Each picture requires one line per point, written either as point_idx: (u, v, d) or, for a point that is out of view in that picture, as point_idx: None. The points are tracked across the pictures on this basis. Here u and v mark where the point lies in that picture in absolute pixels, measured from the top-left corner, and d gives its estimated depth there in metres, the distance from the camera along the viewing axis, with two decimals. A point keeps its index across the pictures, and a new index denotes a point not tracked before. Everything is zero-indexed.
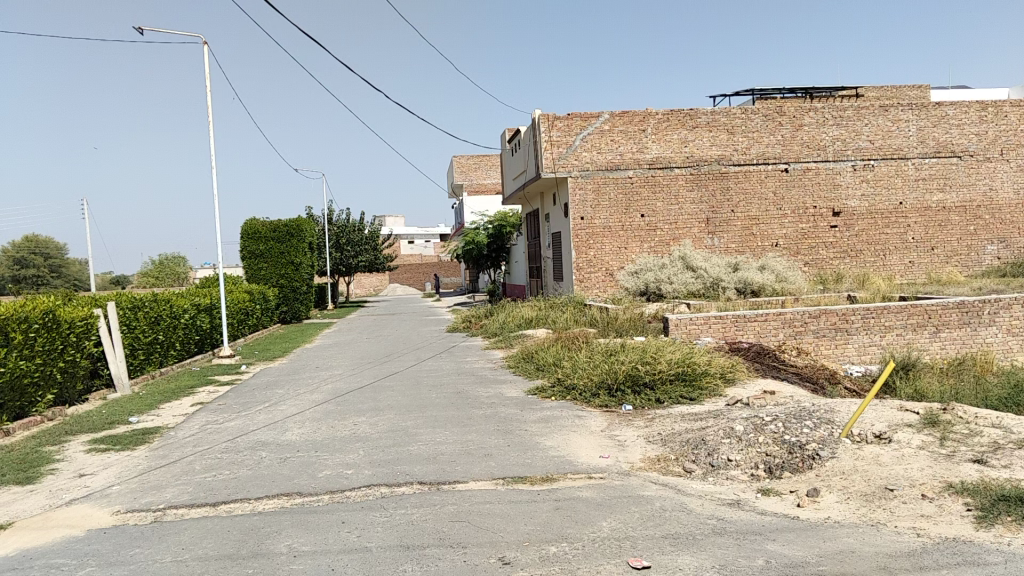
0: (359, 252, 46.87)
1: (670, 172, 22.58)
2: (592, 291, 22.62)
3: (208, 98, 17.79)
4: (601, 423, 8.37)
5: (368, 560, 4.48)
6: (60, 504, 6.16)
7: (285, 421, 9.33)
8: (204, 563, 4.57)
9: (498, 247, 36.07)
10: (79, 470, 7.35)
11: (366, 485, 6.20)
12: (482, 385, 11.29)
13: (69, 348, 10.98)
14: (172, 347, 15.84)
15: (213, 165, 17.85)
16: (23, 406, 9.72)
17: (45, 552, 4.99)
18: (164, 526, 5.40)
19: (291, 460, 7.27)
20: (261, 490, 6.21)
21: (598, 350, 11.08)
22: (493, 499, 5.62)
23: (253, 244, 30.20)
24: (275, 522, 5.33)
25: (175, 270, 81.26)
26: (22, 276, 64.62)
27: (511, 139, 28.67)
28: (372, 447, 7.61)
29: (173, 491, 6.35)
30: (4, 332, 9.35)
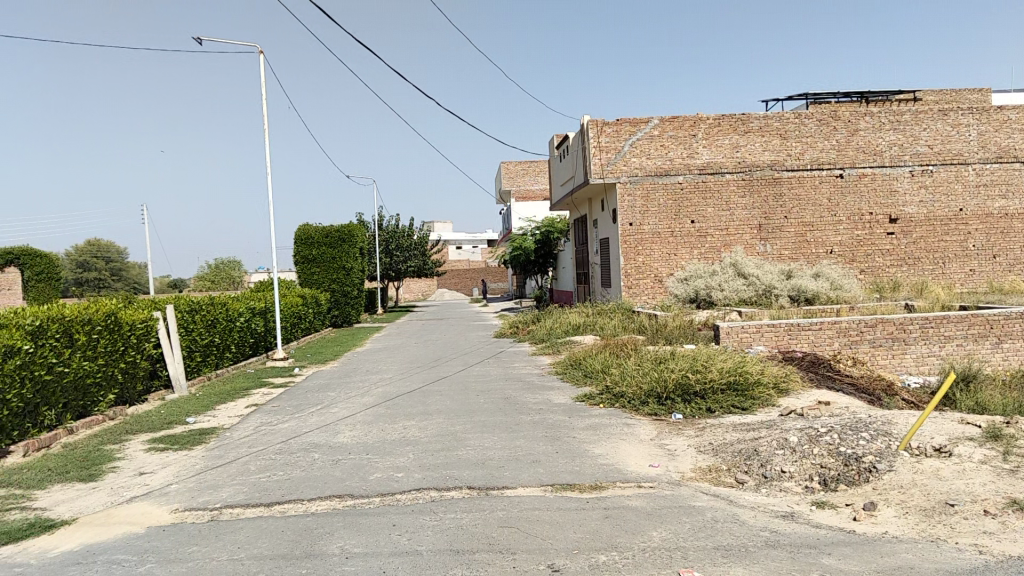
0: (408, 258, 47.32)
1: (721, 178, 22.31)
2: (640, 298, 22.46)
3: (264, 106, 18.13)
4: (651, 431, 8.29)
5: (418, 564, 4.51)
6: (121, 502, 6.35)
7: (336, 423, 9.45)
8: (260, 562, 4.65)
9: (546, 253, 36.06)
10: (139, 468, 7.56)
11: (416, 488, 6.24)
12: (530, 391, 11.28)
13: (130, 350, 11.31)
14: (227, 349, 16.19)
15: (268, 171, 18.15)
16: (86, 405, 10.03)
17: (107, 548, 5.14)
18: (221, 525, 5.52)
19: (343, 462, 7.37)
20: (313, 492, 6.30)
21: (648, 358, 10.99)
22: (542, 506, 5.60)
23: (306, 249, 30.68)
24: (327, 523, 5.40)
25: (231, 274, 83.21)
26: (85, 279, 66.90)
27: (560, 145, 28.63)
28: (422, 450, 7.67)
29: (229, 491, 6.48)
30: (70, 334, 9.67)
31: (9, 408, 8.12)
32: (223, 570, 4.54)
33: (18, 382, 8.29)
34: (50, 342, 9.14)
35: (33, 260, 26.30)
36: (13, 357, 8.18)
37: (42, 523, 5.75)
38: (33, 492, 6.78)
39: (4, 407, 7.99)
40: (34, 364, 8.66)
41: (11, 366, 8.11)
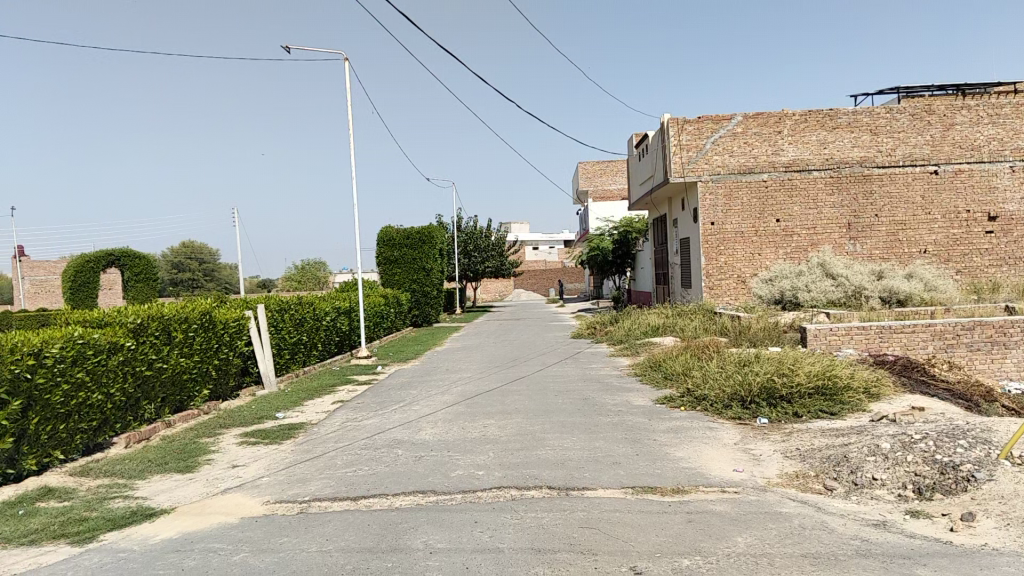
0: (486, 258, 47.72)
1: (808, 175, 21.68)
2: (723, 299, 22.08)
3: (348, 111, 18.58)
4: (734, 436, 8.13)
5: (500, 561, 4.54)
6: (216, 493, 6.61)
7: (418, 421, 9.62)
8: (348, 555, 4.77)
9: (624, 254, 35.79)
10: (232, 461, 7.87)
11: (497, 486, 6.29)
12: (609, 392, 11.21)
13: (223, 347, 11.77)
14: (315, 347, 16.68)
15: (352, 174, 18.64)
16: (183, 399, 10.49)
17: (203, 537, 5.37)
18: (310, 518, 5.69)
19: (425, 458, 7.49)
20: (397, 487, 6.43)
21: (731, 360, 10.76)
22: (623, 508, 5.57)
23: (388, 250, 31.33)
24: (412, 518, 5.50)
25: (316, 274, 85.69)
26: (179, 279, 70.16)
27: (639, 144, 28.34)
28: (502, 449, 7.73)
29: (317, 484, 6.68)
30: (168, 331, 10.12)
31: (113, 402, 8.55)
32: (313, 562, 4.67)
33: (120, 377, 8.73)
34: (151, 339, 9.59)
35: (133, 262, 27.47)
36: (116, 354, 8.62)
37: (143, 512, 6.05)
38: (135, 482, 7.14)
39: (109, 401, 8.43)
40: (135, 360, 9.10)
41: (114, 363, 8.54)
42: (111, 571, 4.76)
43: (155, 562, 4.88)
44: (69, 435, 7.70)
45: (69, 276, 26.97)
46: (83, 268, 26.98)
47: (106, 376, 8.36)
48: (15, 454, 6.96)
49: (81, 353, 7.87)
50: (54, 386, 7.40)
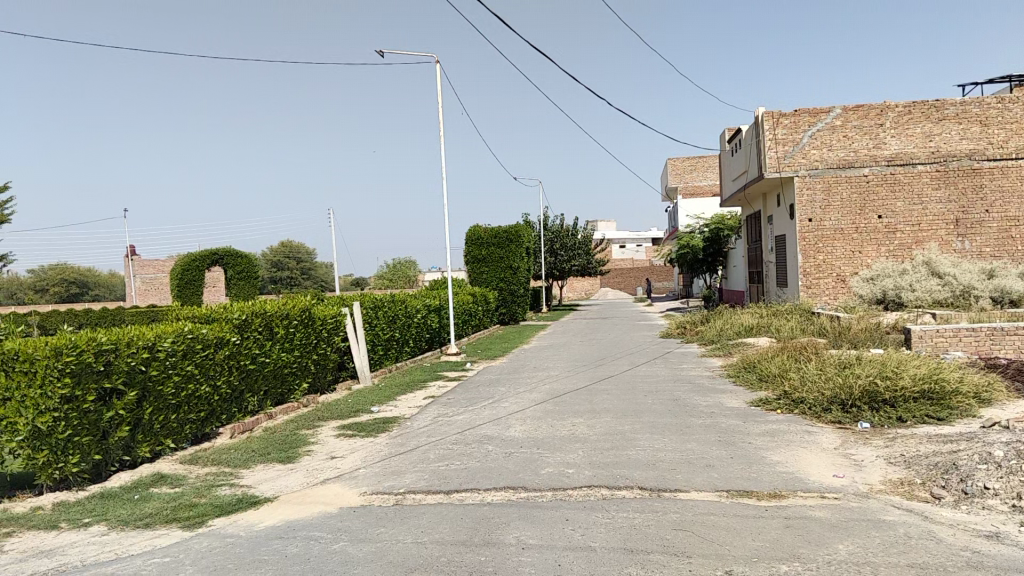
0: (572, 256, 47.62)
1: (912, 169, 20.71)
2: (820, 298, 21.41)
3: (439, 113, 18.92)
4: (834, 440, 7.86)
5: (593, 560, 4.53)
6: (317, 483, 6.86)
7: (507, 417, 9.68)
8: (443, 547, 4.86)
9: (715, 252, 34.95)
10: (331, 453, 8.13)
11: (587, 485, 6.28)
12: (702, 393, 11.03)
13: (321, 343, 12.18)
14: (406, 343, 17.04)
15: (443, 175, 18.98)
16: (284, 392, 10.91)
17: (303, 525, 5.57)
18: (405, 509, 5.82)
19: (515, 455, 7.54)
20: (488, 482, 6.50)
21: (831, 362, 10.40)
22: (718, 512, 5.46)
23: (476, 249, 31.80)
24: (504, 514, 5.56)
25: (406, 272, 87.67)
26: (279, 277, 73.20)
27: (731, 139, 27.75)
28: (592, 448, 7.70)
29: (411, 477, 6.83)
30: (271, 327, 10.53)
31: (219, 394, 8.97)
32: (409, 553, 4.78)
33: (226, 369, 9.14)
34: (255, 335, 10.00)
35: (235, 261, 28.62)
36: (222, 348, 9.01)
37: (248, 499, 6.32)
38: (240, 470, 7.47)
39: (215, 393, 8.85)
40: (240, 354, 9.52)
41: (221, 357, 8.94)
42: (221, 554, 4.99)
43: (260, 547, 5.09)
44: (179, 425, 8.12)
45: (177, 274, 28.36)
46: (190, 267, 28.35)
47: (213, 369, 8.76)
48: (131, 441, 7.39)
49: (191, 347, 8.27)
50: (166, 378, 7.81)
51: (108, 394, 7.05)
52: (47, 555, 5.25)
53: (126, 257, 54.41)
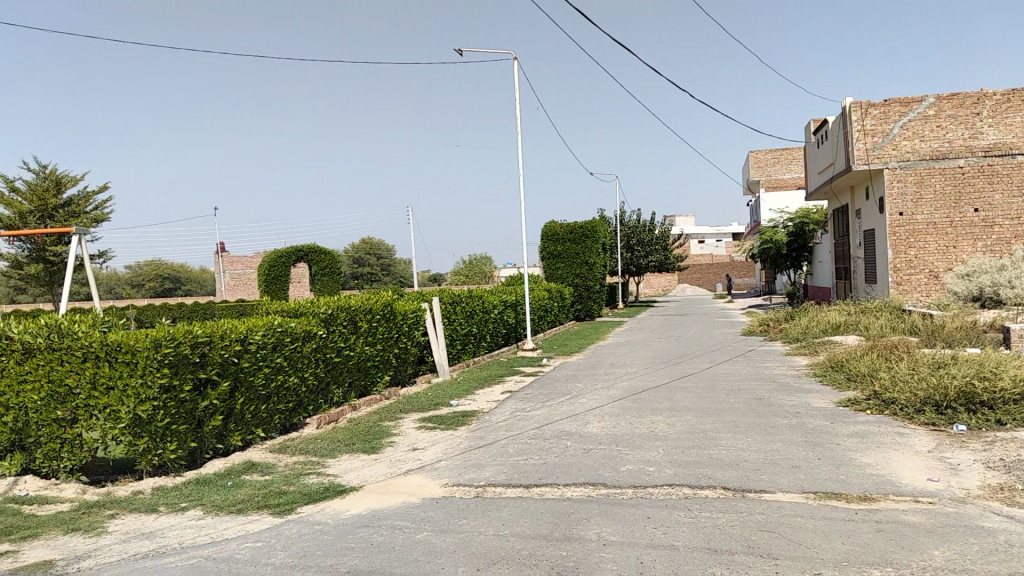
0: (650, 252, 47.09)
1: (1011, 160, 19.68)
2: (912, 295, 20.55)
3: (518, 109, 19.03)
4: (928, 443, 7.56)
5: (676, 559, 4.49)
6: (399, 473, 7.00)
7: (585, 414, 9.67)
8: (524, 540, 4.90)
9: (800, 247, 34.02)
10: (412, 444, 8.28)
11: (669, 484, 6.22)
12: (786, 393, 10.76)
13: (402, 337, 12.41)
14: (483, 339, 17.20)
15: (521, 171, 19.06)
16: (367, 384, 11.17)
17: (388, 514, 5.69)
18: (486, 502, 5.89)
19: (594, 451, 7.52)
20: (568, 477, 6.51)
21: (924, 362, 9.99)
22: (805, 514, 5.33)
23: (552, 245, 31.84)
24: (584, 509, 5.56)
25: (483, 269, 88.40)
26: (360, 274, 75.06)
27: (817, 131, 26.94)
28: (672, 446, 7.63)
29: (491, 470, 6.90)
30: (356, 321, 10.79)
31: (306, 385, 9.26)
32: (492, 545, 4.83)
33: (313, 362, 9.41)
34: (340, 328, 10.26)
35: (318, 257, 29.42)
36: (310, 341, 9.29)
37: (334, 488, 6.50)
38: (326, 459, 7.70)
39: (303, 384, 9.13)
40: (326, 348, 9.79)
41: (308, 350, 9.22)
42: (310, 541, 5.15)
43: (346, 535, 5.24)
44: (269, 415, 8.43)
45: (264, 270, 29.31)
46: (276, 263, 29.30)
47: (301, 361, 9.04)
48: (224, 430, 7.70)
49: (281, 340, 8.56)
50: (257, 369, 8.09)
51: (203, 384, 7.35)
52: (148, 536, 5.52)
53: (217, 253, 56.55)
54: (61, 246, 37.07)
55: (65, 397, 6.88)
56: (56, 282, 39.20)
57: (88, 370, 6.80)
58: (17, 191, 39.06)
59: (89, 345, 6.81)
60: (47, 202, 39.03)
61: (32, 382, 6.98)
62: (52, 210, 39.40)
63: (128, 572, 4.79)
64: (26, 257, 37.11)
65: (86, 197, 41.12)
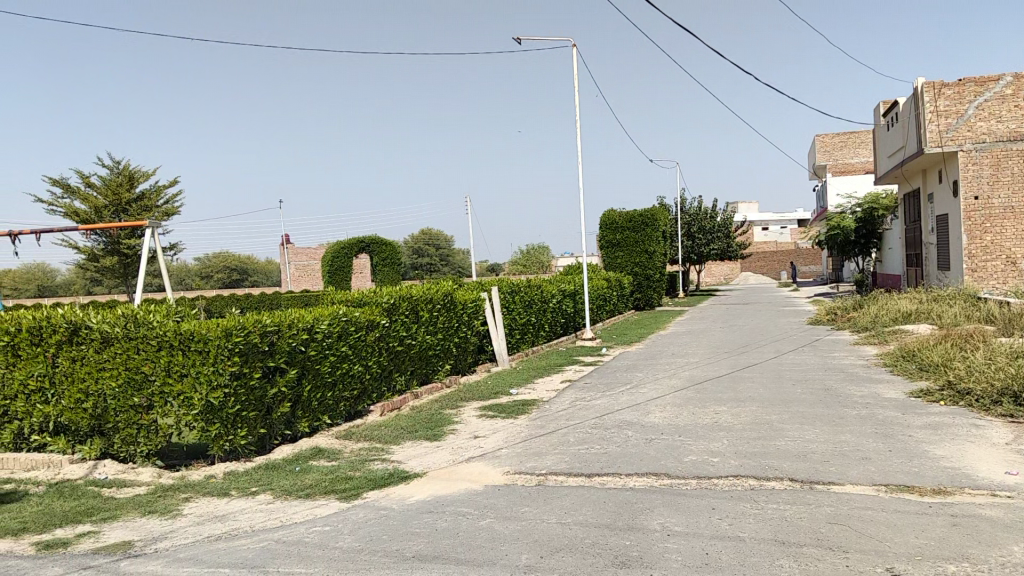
0: (711, 240, 46.34)
1: None
2: (987, 283, 19.75)
3: (576, 97, 18.87)
4: (1006, 435, 7.27)
5: (742, 550, 4.43)
6: (461, 460, 7.07)
7: (647, 404, 9.60)
8: (587, 529, 4.89)
9: (868, 233, 33.04)
10: (473, 432, 8.34)
11: (734, 475, 6.13)
12: (855, 383, 10.48)
13: (463, 327, 12.51)
14: (543, 328, 17.21)
15: (580, 160, 18.96)
16: (428, 372, 11.31)
17: (452, 501, 5.76)
18: (548, 490, 5.90)
19: (656, 442, 7.46)
20: (631, 467, 6.48)
21: (1002, 351, 9.61)
22: (875, 506, 5.19)
23: (611, 234, 31.63)
24: (647, 499, 5.52)
25: (541, 259, 88.35)
26: (419, 264, 75.93)
27: (887, 113, 26.10)
28: (738, 437, 7.51)
29: (552, 459, 6.91)
30: (417, 310, 10.92)
31: (370, 373, 9.42)
32: (555, 533, 4.84)
33: (376, 351, 9.57)
34: (402, 317, 10.40)
35: (379, 247, 29.83)
36: (373, 330, 9.44)
37: (398, 474, 6.61)
38: (390, 446, 7.83)
39: (367, 372, 9.30)
40: (388, 336, 9.94)
41: (372, 338, 9.37)
42: (376, 526, 5.25)
43: (411, 520, 5.32)
44: (335, 402, 8.60)
45: (328, 261, 29.87)
46: (339, 254, 29.83)
47: (365, 350, 9.20)
48: (292, 417, 7.91)
49: (346, 330, 8.72)
50: (323, 357, 8.26)
51: (272, 372, 7.54)
52: (221, 519, 5.71)
53: (282, 245, 57.86)
54: (135, 239, 38.48)
55: (141, 384, 7.13)
56: (130, 274, 40.64)
57: (162, 358, 7.03)
58: (93, 186, 40.61)
59: (164, 334, 7.04)
60: (121, 197, 40.49)
61: (110, 370, 7.24)
62: (126, 204, 40.92)
63: (203, 553, 4.96)
64: (102, 250, 38.57)
65: (157, 191, 42.47)
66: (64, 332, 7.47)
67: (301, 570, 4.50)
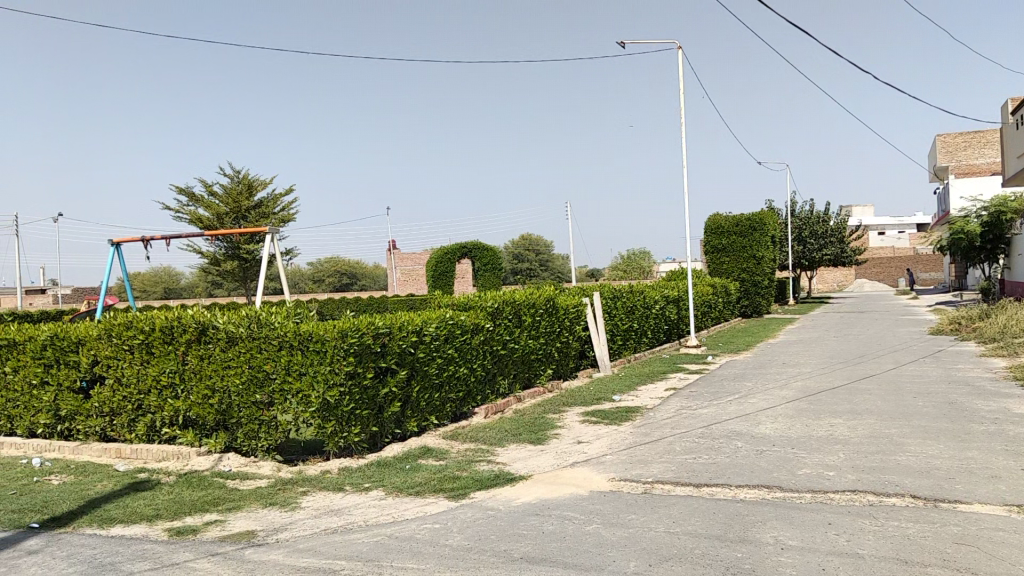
0: (824, 245, 44.67)
1: None
2: None
3: (683, 100, 18.58)
4: None
5: (861, 567, 4.28)
6: (566, 464, 7.12)
7: (757, 414, 9.37)
8: (697, 539, 4.83)
9: (996, 239, 31.04)
10: (577, 437, 8.37)
11: (851, 490, 5.91)
12: (983, 397, 9.89)
13: (565, 332, 12.56)
14: (645, 334, 17.04)
15: (685, 164, 18.66)
16: (531, 377, 11.40)
17: (558, 504, 5.80)
18: (655, 499, 5.86)
19: (768, 453, 7.27)
20: (741, 478, 6.35)
21: None
22: (1008, 528, 4.90)
23: (717, 239, 30.94)
24: (759, 512, 5.40)
25: (643, 264, 87.32)
26: (520, 269, 76.58)
27: (1017, 111, 24.46)
28: (854, 451, 7.23)
29: (658, 467, 6.85)
30: (519, 315, 11.03)
31: (475, 375, 9.59)
32: (663, 543, 4.80)
33: (481, 354, 9.74)
34: (505, 322, 10.54)
35: (481, 253, 30.13)
36: (478, 334, 9.61)
37: (504, 475, 6.71)
38: (496, 448, 7.95)
39: (472, 375, 9.47)
40: (493, 340, 10.09)
41: (477, 342, 9.54)
42: (484, 525, 5.35)
43: (518, 522, 5.39)
44: (441, 403, 8.81)
45: (432, 266, 30.57)
46: (443, 259, 30.45)
47: (470, 352, 9.37)
48: (402, 416, 8.15)
49: (453, 333, 8.92)
50: (431, 359, 8.48)
51: (383, 372, 7.80)
52: (337, 513, 5.95)
53: (390, 250, 59.49)
54: (254, 245, 40.43)
55: (262, 381, 7.51)
56: (249, 278, 42.74)
57: (283, 357, 7.38)
58: (216, 194, 42.96)
59: (285, 335, 7.40)
60: (241, 204, 42.68)
61: (234, 368, 7.66)
62: (246, 212, 43.10)
63: (322, 544, 5.18)
64: (224, 254, 40.76)
65: (275, 198, 44.52)
66: (192, 331, 7.94)
67: (413, 565, 4.65)
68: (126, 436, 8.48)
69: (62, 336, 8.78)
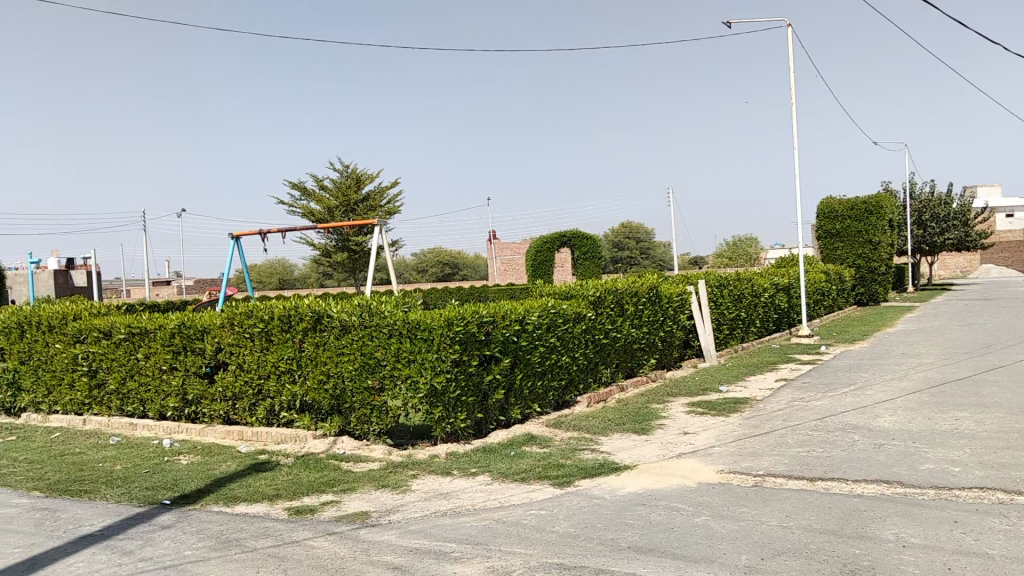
0: (946, 229, 42.19)
1: None
2: None
3: (793, 80, 17.94)
4: None
5: (991, 568, 4.06)
6: (672, 455, 7.04)
7: (875, 406, 8.97)
8: (811, 534, 4.70)
9: None
10: (683, 428, 8.25)
11: (979, 487, 5.59)
12: None
13: (668, 320, 12.38)
14: (753, 323, 16.57)
15: (795, 147, 18.00)
16: (633, 366, 11.31)
17: (665, 495, 5.75)
18: (766, 492, 5.72)
19: (887, 447, 6.96)
20: (858, 473, 6.11)
21: None
22: None
23: (829, 223, 29.69)
24: (879, 508, 5.19)
25: (750, 252, 84.96)
26: (621, 258, 75.90)
27: None
28: (983, 446, 6.83)
29: (770, 460, 6.67)
30: (622, 304, 10.96)
31: (578, 364, 9.61)
32: (775, 537, 4.68)
33: (583, 343, 9.74)
34: (607, 311, 10.50)
35: (580, 242, 30.05)
36: (580, 322, 9.62)
37: (610, 464, 6.70)
38: (600, 437, 7.94)
39: (575, 363, 9.50)
40: (595, 329, 10.08)
41: (579, 331, 9.56)
42: (590, 514, 5.36)
43: (624, 511, 5.38)
44: (544, 391, 8.88)
45: (531, 257, 30.81)
46: (542, 251, 30.63)
47: (572, 341, 9.39)
48: (506, 403, 8.27)
49: (555, 321, 8.97)
50: (534, 347, 8.55)
51: (487, 360, 7.94)
52: (446, 497, 6.09)
53: (491, 240, 60.11)
54: (363, 237, 41.66)
55: (373, 367, 7.76)
56: (358, 269, 44.14)
57: (392, 345, 7.61)
58: (326, 189, 44.51)
59: (394, 323, 7.62)
60: (350, 198, 44.11)
61: (347, 355, 7.95)
62: (353, 205, 44.49)
63: (432, 527, 5.33)
64: (334, 247, 42.20)
65: (382, 191, 45.75)
66: (309, 320, 8.29)
67: (521, 550, 4.71)
68: (247, 419, 8.94)
69: (189, 324, 9.32)
